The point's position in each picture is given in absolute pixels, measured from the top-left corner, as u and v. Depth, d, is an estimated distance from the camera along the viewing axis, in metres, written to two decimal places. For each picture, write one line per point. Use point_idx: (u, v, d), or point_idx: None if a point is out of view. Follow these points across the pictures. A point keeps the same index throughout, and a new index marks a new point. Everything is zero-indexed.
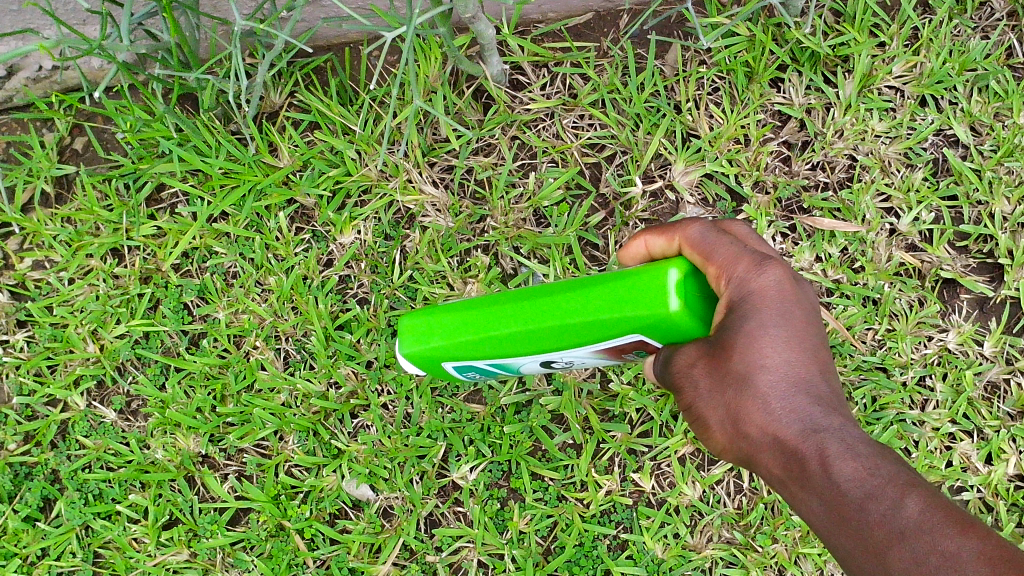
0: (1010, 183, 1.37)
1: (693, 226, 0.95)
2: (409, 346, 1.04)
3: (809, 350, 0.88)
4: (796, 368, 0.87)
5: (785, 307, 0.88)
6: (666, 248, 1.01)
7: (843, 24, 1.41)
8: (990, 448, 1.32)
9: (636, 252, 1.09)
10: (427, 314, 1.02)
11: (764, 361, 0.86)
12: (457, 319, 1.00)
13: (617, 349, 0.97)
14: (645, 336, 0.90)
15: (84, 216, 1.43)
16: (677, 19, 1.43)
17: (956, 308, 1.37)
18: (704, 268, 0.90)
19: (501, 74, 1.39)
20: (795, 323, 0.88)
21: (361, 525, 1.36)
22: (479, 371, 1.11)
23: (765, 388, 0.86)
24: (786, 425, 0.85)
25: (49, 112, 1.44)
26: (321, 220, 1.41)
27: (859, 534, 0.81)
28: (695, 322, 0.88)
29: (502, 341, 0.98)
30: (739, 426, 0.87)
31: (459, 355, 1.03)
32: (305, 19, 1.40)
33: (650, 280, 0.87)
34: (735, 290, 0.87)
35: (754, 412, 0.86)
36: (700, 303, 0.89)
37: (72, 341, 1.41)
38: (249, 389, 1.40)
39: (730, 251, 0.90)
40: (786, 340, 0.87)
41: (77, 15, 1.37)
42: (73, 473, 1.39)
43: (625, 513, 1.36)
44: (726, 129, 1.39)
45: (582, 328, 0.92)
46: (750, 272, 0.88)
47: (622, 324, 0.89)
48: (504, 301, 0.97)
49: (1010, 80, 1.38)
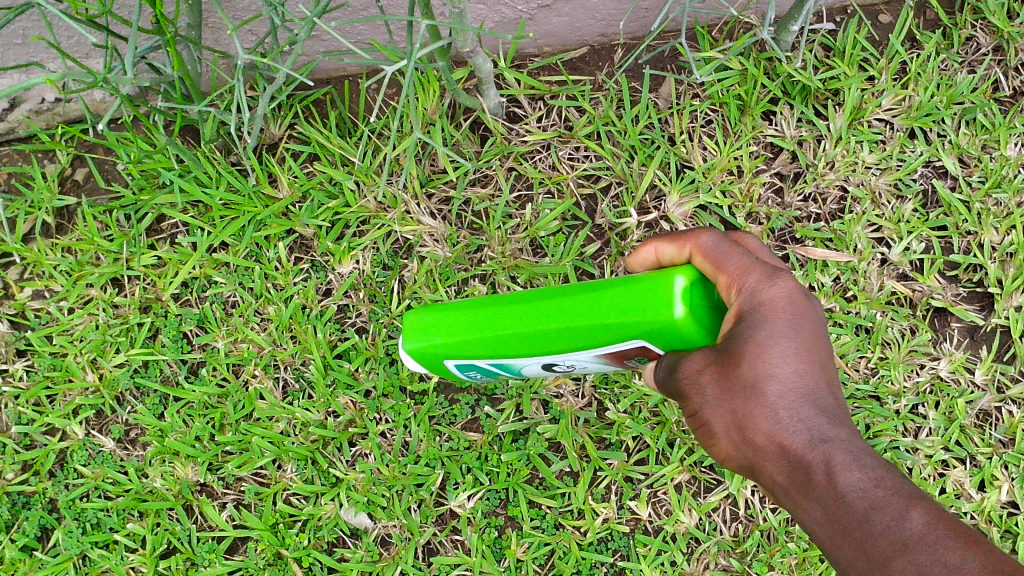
0: (998, 214, 1.39)
1: (706, 235, 0.96)
2: (413, 343, 1.05)
3: (817, 363, 0.90)
4: (805, 380, 0.89)
5: (794, 319, 0.89)
6: (676, 255, 1.01)
7: (833, 58, 1.45)
8: (983, 474, 1.33)
9: (645, 258, 1.09)
10: (433, 311, 1.03)
11: (773, 370, 0.88)
12: (463, 317, 1.01)
13: (619, 355, 0.98)
14: (649, 343, 0.92)
15: (85, 246, 1.45)
16: (671, 53, 1.46)
17: (947, 336, 1.38)
18: (715, 276, 0.92)
19: (498, 106, 1.42)
20: (804, 335, 0.89)
21: (360, 554, 1.36)
22: (481, 371, 1.12)
23: (773, 397, 0.88)
24: (792, 433, 0.88)
25: (52, 144, 1.46)
26: (320, 250, 1.43)
27: (860, 542, 0.85)
28: (700, 330, 0.89)
29: (507, 341, 0.99)
30: (746, 433, 0.89)
31: (461, 354, 1.04)
32: (306, 52, 1.44)
33: (657, 286, 0.88)
34: (745, 300, 0.89)
35: (761, 419, 0.88)
36: (706, 312, 0.90)
37: (71, 370, 1.42)
38: (248, 418, 1.41)
39: (742, 261, 0.91)
40: (795, 351, 0.89)
41: (81, 48, 1.40)
42: (71, 502, 1.39)
43: (623, 540, 1.36)
44: (720, 161, 1.42)
45: (586, 331, 0.93)
46: (762, 283, 0.90)
47: (626, 329, 0.91)
48: (511, 300, 0.98)
49: (996, 113, 1.41)
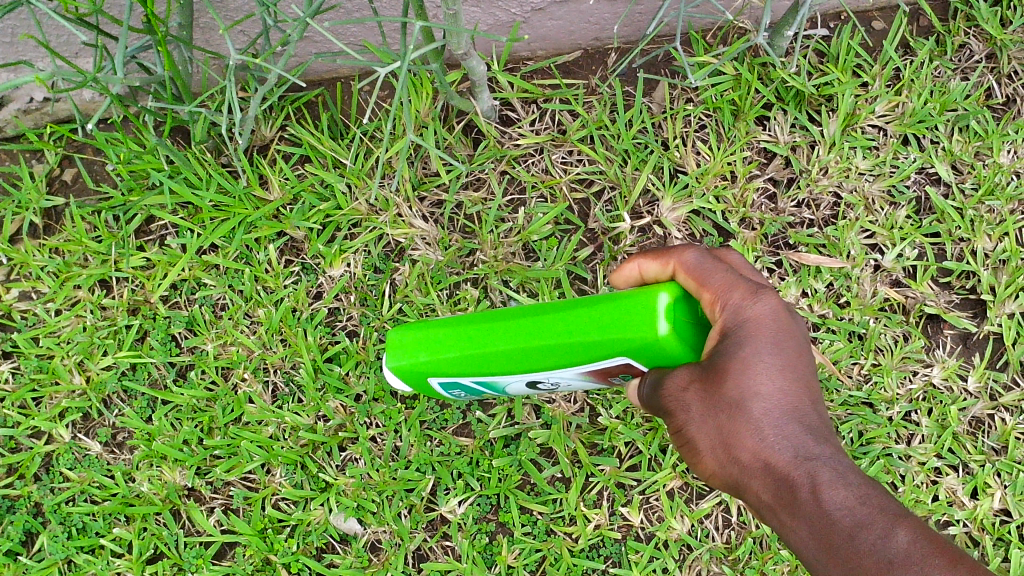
0: (991, 221, 1.40)
1: (689, 252, 0.95)
2: (396, 359, 1.04)
3: (802, 380, 0.89)
4: (790, 398, 0.88)
5: (778, 336, 0.88)
6: (660, 272, 0.99)
7: (827, 64, 1.45)
8: (976, 482, 1.32)
9: (628, 275, 1.07)
10: (415, 328, 1.02)
11: (758, 387, 0.87)
12: (447, 334, 1.00)
13: (603, 372, 0.97)
14: (632, 360, 0.91)
15: (73, 247, 1.43)
16: (665, 58, 1.46)
17: (940, 343, 1.38)
18: (699, 293, 0.91)
19: (490, 109, 1.42)
20: (788, 352, 0.89)
21: (349, 560, 1.34)
22: (466, 388, 1.11)
23: (758, 415, 0.87)
24: (778, 451, 0.87)
25: (41, 144, 1.45)
26: (311, 252, 1.42)
27: (846, 562, 0.84)
28: (684, 346, 0.89)
29: (490, 358, 0.98)
30: (731, 451, 0.88)
31: (445, 371, 1.03)
32: (298, 54, 1.43)
33: (639, 303, 0.88)
34: (729, 317, 0.88)
35: (746, 437, 0.87)
36: (689, 329, 0.90)
37: (58, 373, 1.40)
38: (237, 422, 1.39)
39: (726, 277, 0.90)
40: (780, 369, 0.88)
41: (70, 47, 1.38)
42: (56, 507, 1.37)
43: (614, 547, 1.35)
44: (714, 166, 1.42)
45: (569, 348, 0.93)
46: (746, 300, 0.88)
47: (609, 346, 0.90)
48: (495, 318, 0.97)
49: (989, 120, 1.42)
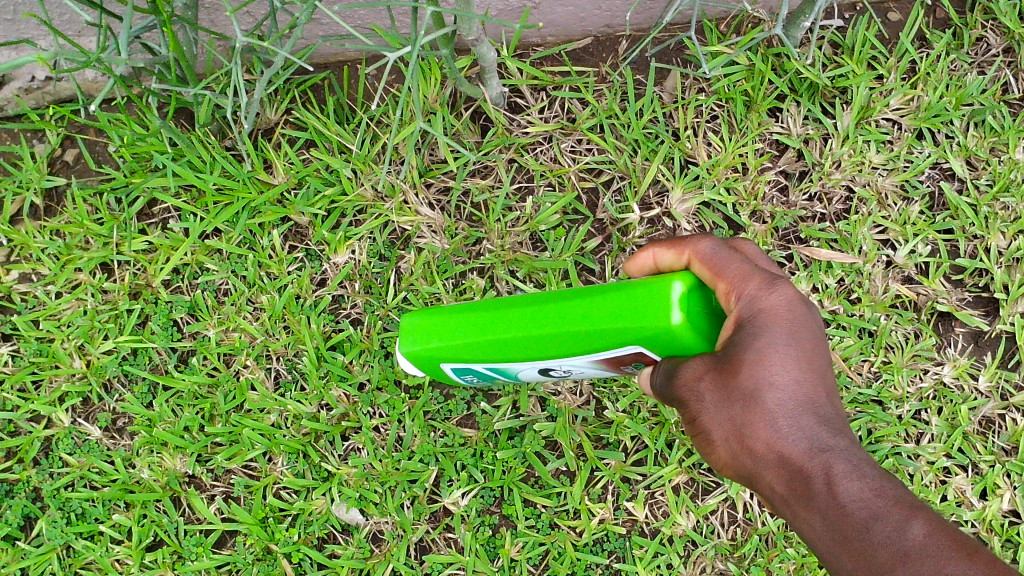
0: (1006, 218, 1.38)
1: (705, 241, 0.94)
2: (410, 345, 1.02)
3: (817, 372, 0.88)
4: (806, 389, 0.86)
5: (794, 326, 0.87)
6: (675, 262, 0.98)
7: (842, 56, 1.43)
8: (984, 483, 1.31)
9: (642, 264, 1.05)
10: (429, 313, 1.01)
11: (772, 378, 0.85)
12: (460, 320, 0.98)
13: (615, 361, 0.96)
14: (644, 349, 0.90)
15: (74, 229, 1.41)
16: (676, 46, 1.44)
17: (951, 342, 1.37)
18: (714, 283, 0.90)
19: (500, 96, 1.39)
20: (804, 343, 0.87)
21: (351, 550, 1.33)
22: (478, 375, 1.10)
23: (773, 405, 0.85)
24: (792, 443, 0.85)
25: (41, 123, 1.42)
26: (315, 239, 1.40)
27: (859, 553, 0.83)
28: (698, 336, 0.87)
29: (499, 345, 0.97)
30: (745, 441, 0.86)
31: (457, 357, 1.01)
32: (305, 36, 1.41)
33: (652, 292, 0.86)
34: (745, 307, 0.87)
35: (759, 428, 0.86)
36: (704, 319, 0.88)
37: (58, 356, 1.38)
38: (239, 409, 1.38)
39: (741, 268, 0.89)
40: (795, 359, 0.86)
41: (73, 25, 1.35)
42: (55, 492, 1.36)
43: (619, 542, 1.34)
44: (725, 157, 1.40)
45: (579, 337, 0.91)
46: (762, 290, 0.87)
47: (622, 335, 0.88)
48: (508, 305, 0.96)
49: (1006, 115, 1.40)
